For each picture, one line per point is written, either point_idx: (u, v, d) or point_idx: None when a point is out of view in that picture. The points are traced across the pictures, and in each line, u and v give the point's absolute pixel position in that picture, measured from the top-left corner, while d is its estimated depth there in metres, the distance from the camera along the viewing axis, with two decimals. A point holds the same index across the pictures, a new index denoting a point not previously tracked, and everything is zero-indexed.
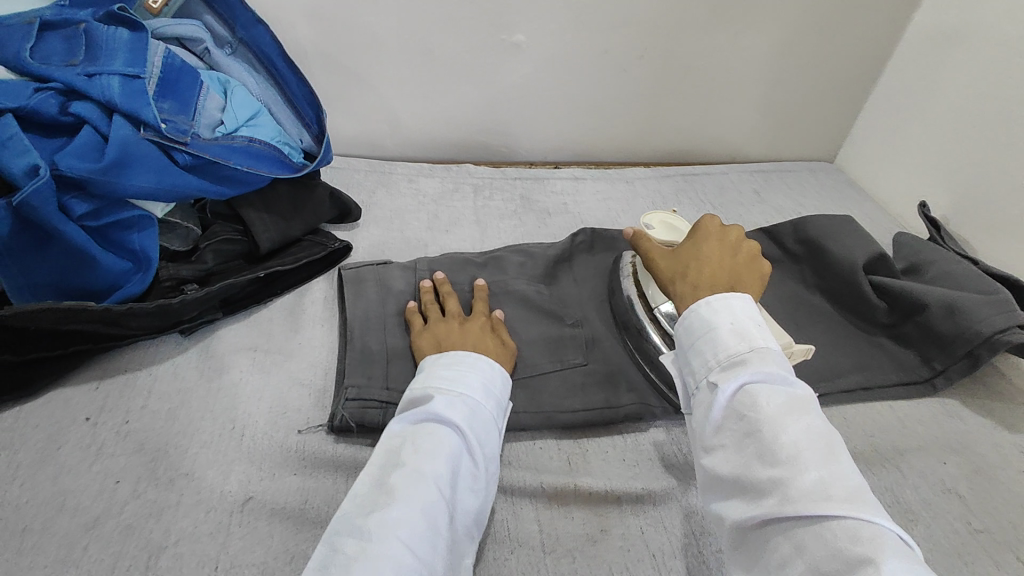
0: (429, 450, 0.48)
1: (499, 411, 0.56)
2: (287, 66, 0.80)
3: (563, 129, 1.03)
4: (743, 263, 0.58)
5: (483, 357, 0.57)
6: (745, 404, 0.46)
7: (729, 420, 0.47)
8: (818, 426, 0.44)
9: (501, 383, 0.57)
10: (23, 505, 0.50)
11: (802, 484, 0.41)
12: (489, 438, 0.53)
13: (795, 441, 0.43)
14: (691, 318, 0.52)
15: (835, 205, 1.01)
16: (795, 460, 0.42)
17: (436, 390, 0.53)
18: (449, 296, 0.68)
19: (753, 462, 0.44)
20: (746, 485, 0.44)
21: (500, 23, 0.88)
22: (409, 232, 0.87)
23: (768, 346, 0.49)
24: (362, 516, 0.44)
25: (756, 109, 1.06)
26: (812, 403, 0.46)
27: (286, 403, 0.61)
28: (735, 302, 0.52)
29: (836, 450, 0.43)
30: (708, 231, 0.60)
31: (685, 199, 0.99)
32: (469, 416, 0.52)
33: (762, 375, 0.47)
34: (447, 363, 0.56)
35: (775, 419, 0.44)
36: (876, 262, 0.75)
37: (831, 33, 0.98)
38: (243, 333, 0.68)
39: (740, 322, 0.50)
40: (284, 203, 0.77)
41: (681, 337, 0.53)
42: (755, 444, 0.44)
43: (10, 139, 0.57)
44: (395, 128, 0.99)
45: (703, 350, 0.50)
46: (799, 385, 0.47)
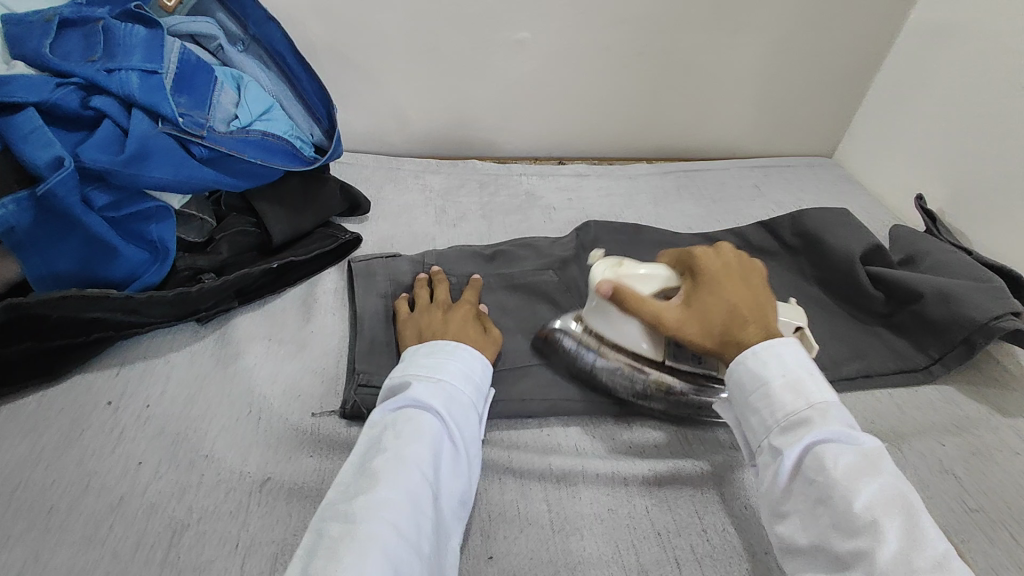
0: (410, 435, 0.49)
1: (479, 397, 0.57)
2: (298, 62, 0.81)
3: (566, 126, 1.05)
4: (754, 285, 0.59)
5: (463, 345, 0.59)
6: (813, 466, 0.47)
7: (800, 484, 0.48)
8: (892, 487, 0.45)
9: (482, 369, 0.59)
10: (50, 486, 0.52)
11: (886, 552, 0.41)
12: (469, 422, 0.54)
13: (870, 507, 0.44)
14: (744, 375, 0.54)
15: (835, 200, 1.03)
16: (874, 528, 0.43)
17: (414, 377, 0.55)
18: (439, 283, 0.69)
19: (831, 530, 0.45)
20: (828, 554, 0.44)
21: (505, 20, 0.90)
22: (417, 226, 0.89)
23: (826, 400, 0.50)
24: (345, 500, 0.45)
25: (755, 106, 1.08)
26: (881, 458, 0.47)
27: (301, 389, 0.62)
28: (786, 350, 0.53)
29: (913, 513, 0.44)
30: (713, 264, 0.59)
31: (687, 194, 1.01)
32: (448, 402, 0.54)
33: (829, 434, 0.48)
34: (426, 353, 0.58)
35: (845, 483, 0.45)
36: (873, 252, 0.77)
37: (828, 31, 1.00)
38: (257, 322, 0.69)
39: (793, 374, 0.51)
40: (296, 196, 0.78)
41: (735, 393, 0.54)
42: (829, 512, 0.45)
43: (34, 132, 0.58)
44: (402, 125, 1.00)
45: (761, 409, 0.52)
46: (865, 440, 0.48)
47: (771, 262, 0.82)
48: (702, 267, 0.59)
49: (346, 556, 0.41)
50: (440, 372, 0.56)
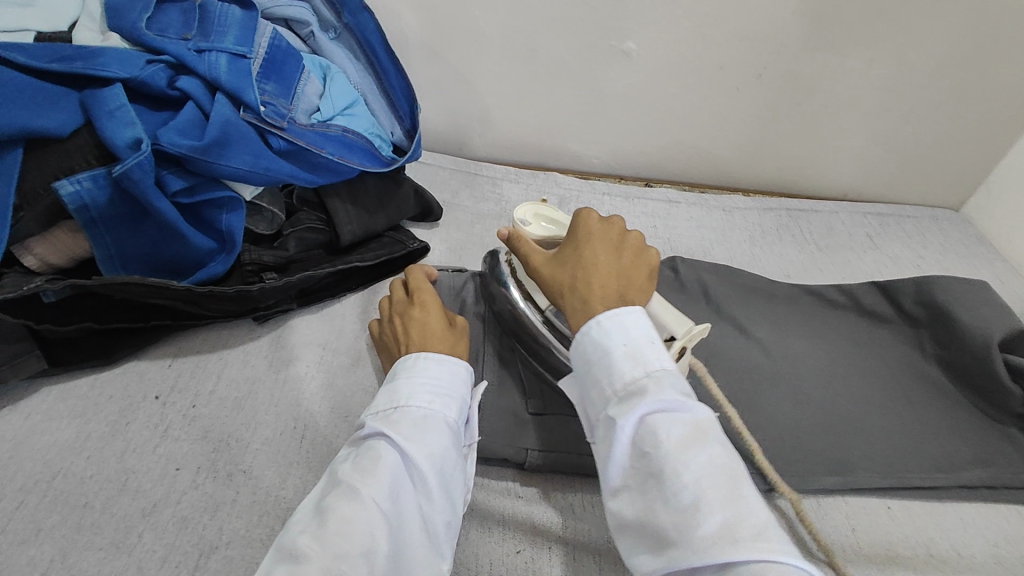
0: (364, 467, 0.43)
1: (455, 410, 0.51)
2: (389, 56, 0.78)
3: (660, 145, 0.97)
4: (631, 262, 0.52)
5: (422, 356, 0.53)
6: (647, 439, 0.40)
7: (633, 458, 0.41)
8: (721, 459, 0.39)
9: (451, 380, 0.52)
10: (88, 479, 0.50)
11: (710, 526, 0.35)
12: (439, 438, 0.47)
13: (697, 481, 0.37)
14: (583, 344, 0.46)
15: (962, 262, 0.90)
16: (698, 505, 0.36)
17: (376, 406, 0.49)
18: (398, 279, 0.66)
19: (656, 505, 0.38)
20: (653, 533, 0.38)
21: (612, 27, 0.82)
22: (489, 239, 0.84)
23: (664, 367, 0.43)
24: (293, 539, 0.39)
25: (877, 144, 0.96)
26: (713, 429, 0.41)
27: (349, 407, 0.58)
28: (629, 318, 0.45)
29: (741, 484, 0.38)
30: (587, 229, 0.53)
31: (787, 236, 0.91)
32: (409, 423, 0.47)
33: (660, 403, 0.41)
34: (392, 378, 0.53)
35: (674, 455, 0.38)
36: (1017, 339, 0.64)
37: (983, 68, 0.86)
38: (315, 326, 0.66)
39: (633, 340, 0.44)
40: (370, 197, 0.75)
41: (579, 364, 0.46)
42: (657, 486, 0.39)
43: (119, 110, 0.57)
44: (485, 127, 0.96)
45: (600, 377, 0.44)
46: (699, 410, 0.41)
47: (881, 330, 0.72)
48: (576, 230, 0.53)
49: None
50: (401, 395, 0.50)
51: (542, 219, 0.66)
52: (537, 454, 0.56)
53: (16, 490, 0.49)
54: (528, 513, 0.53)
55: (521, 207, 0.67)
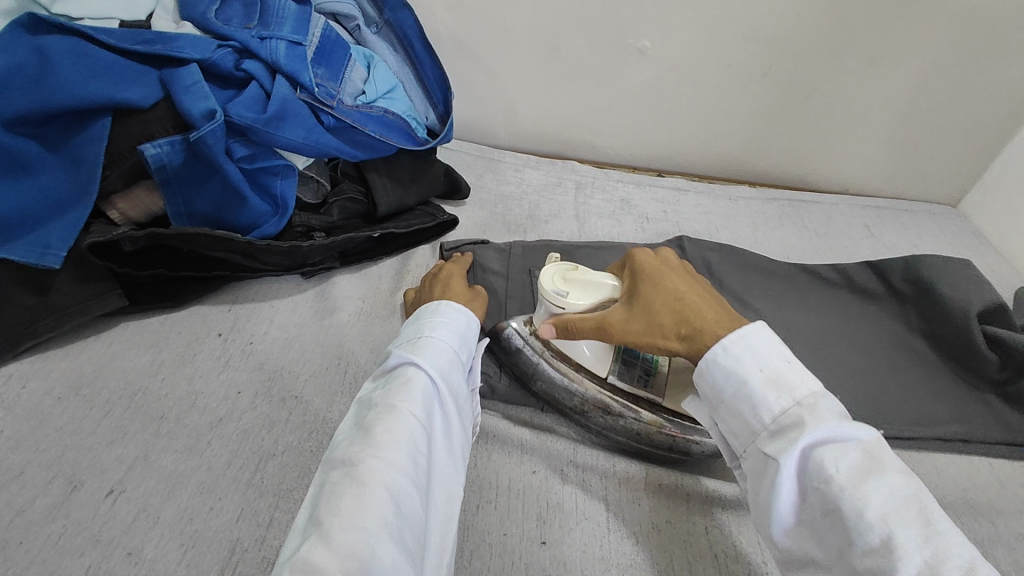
0: (400, 386, 0.47)
1: (465, 350, 0.56)
2: (424, 47, 0.86)
3: (671, 138, 1.04)
4: (704, 287, 0.56)
5: (445, 303, 0.58)
6: (815, 475, 0.40)
7: (810, 498, 0.41)
8: (901, 490, 0.38)
9: (464, 323, 0.57)
10: (163, 396, 0.58)
11: (907, 569, 0.34)
12: (455, 370, 0.52)
13: (880, 517, 0.36)
14: (713, 372, 0.47)
15: (955, 251, 0.96)
16: (887, 542, 0.36)
17: (400, 342, 0.53)
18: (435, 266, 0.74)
19: (844, 546, 0.38)
20: (845, 570, 0.38)
21: (628, 27, 0.90)
22: (511, 217, 0.92)
23: (812, 391, 0.43)
24: (345, 450, 0.42)
25: (877, 141, 1.02)
26: (885, 455, 0.40)
27: (385, 350, 0.66)
28: (755, 339, 0.47)
29: (931, 515, 0.37)
30: (648, 267, 0.56)
31: (788, 223, 0.98)
32: (433, 353, 0.51)
33: (821, 433, 0.41)
34: (411, 320, 0.57)
35: (849, 490, 0.38)
36: (993, 313, 0.71)
37: (976, 72, 0.92)
38: (354, 283, 0.74)
39: (770, 365, 0.45)
40: (404, 173, 0.83)
41: (713, 394, 0.48)
42: (839, 525, 0.39)
43: (194, 85, 0.65)
44: (509, 118, 1.04)
45: (741, 410, 0.45)
46: (861, 433, 0.41)
47: (871, 305, 0.79)
48: (642, 271, 0.56)
49: (349, 499, 0.38)
50: (424, 331, 0.54)
51: (579, 282, 0.58)
52: None
53: (103, 403, 0.57)
54: (542, 443, 0.60)
55: (542, 274, 0.60)
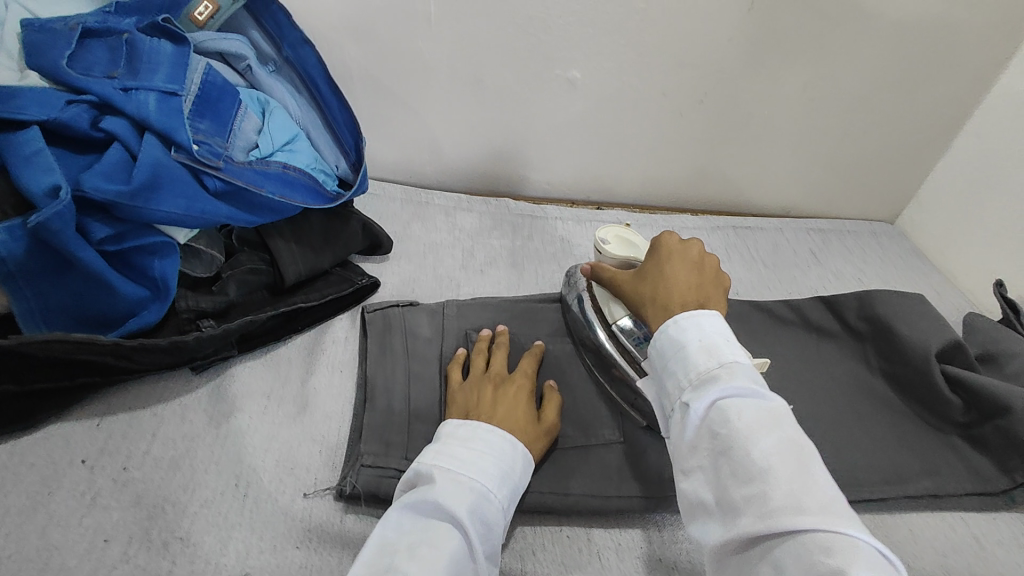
0: (429, 550, 0.41)
1: (508, 501, 0.50)
2: (331, 89, 0.76)
3: (610, 170, 0.98)
4: (708, 277, 0.54)
5: (492, 430, 0.53)
6: (718, 420, 0.41)
7: (705, 437, 0.42)
8: (791, 439, 0.39)
9: (517, 467, 0.52)
10: (4, 559, 0.46)
11: (778, 497, 0.36)
12: (492, 535, 0.47)
13: (767, 456, 0.38)
14: (660, 341, 0.48)
15: (899, 273, 0.94)
16: (766, 476, 0.37)
17: (440, 471, 0.48)
18: (495, 353, 0.65)
19: (728, 482, 0.39)
20: (725, 508, 0.39)
21: (556, 57, 0.83)
22: (442, 269, 0.83)
23: (739, 360, 0.44)
24: None
25: (817, 163, 0.99)
26: (785, 415, 0.41)
27: (295, 459, 0.56)
28: (705, 320, 0.47)
29: (811, 462, 0.38)
30: (668, 247, 0.56)
31: (736, 255, 0.93)
32: (474, 506, 0.46)
33: (734, 389, 0.42)
34: (459, 441, 0.51)
35: (745, 435, 0.39)
36: (951, 350, 0.69)
37: (908, 91, 0.90)
38: (258, 374, 0.63)
39: (709, 336, 0.45)
40: (315, 235, 0.73)
41: (655, 358, 0.48)
42: (727, 463, 0.40)
43: (36, 155, 0.54)
44: (436, 158, 0.95)
45: (674, 369, 0.46)
46: (771, 398, 0.42)
47: (829, 345, 0.75)
48: (657, 247, 0.56)
49: None
50: (470, 467, 0.49)
51: (622, 240, 0.69)
52: None
53: None
54: None
55: (602, 229, 0.71)
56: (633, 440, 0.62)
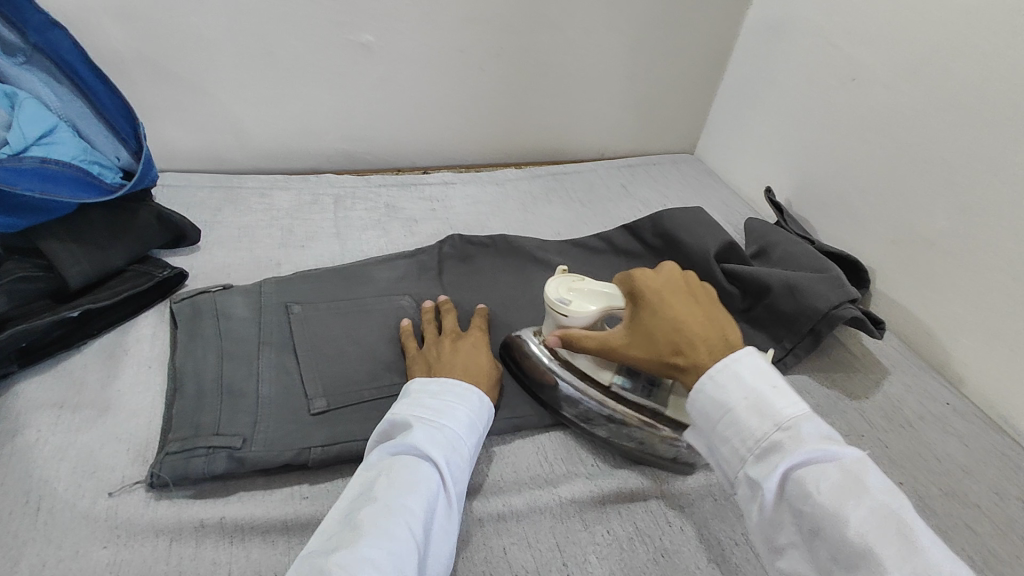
0: (403, 484, 0.45)
1: (477, 451, 0.54)
2: (93, 75, 0.69)
3: (428, 132, 0.99)
4: (708, 306, 0.53)
5: (469, 387, 0.55)
6: (798, 494, 0.41)
7: (789, 515, 0.42)
8: (885, 507, 0.39)
9: (484, 419, 0.55)
10: None
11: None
12: (464, 477, 0.50)
13: (863, 535, 0.38)
14: (702, 401, 0.47)
15: (696, 194, 1.05)
16: (872, 563, 0.37)
17: (418, 420, 0.51)
18: (445, 316, 0.68)
19: (830, 567, 0.39)
20: None
21: (346, 22, 0.83)
22: (259, 250, 0.80)
23: (796, 414, 0.44)
24: (324, 556, 0.40)
25: (618, 105, 1.07)
26: (870, 475, 0.41)
27: (97, 462, 0.53)
28: (742, 369, 0.46)
29: (914, 535, 0.37)
30: (654, 292, 0.54)
31: (555, 198, 1.00)
32: (448, 450, 0.49)
33: (805, 457, 0.41)
34: (428, 393, 0.54)
35: (833, 511, 0.39)
36: (727, 249, 0.79)
37: (678, 30, 1.01)
38: (47, 386, 0.58)
39: (753, 392, 0.45)
40: (98, 232, 0.67)
41: (702, 423, 0.48)
42: (824, 546, 0.39)
43: None
44: (243, 141, 0.91)
45: (728, 435, 0.46)
46: (846, 453, 0.42)
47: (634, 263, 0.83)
48: (640, 289, 0.54)
49: None
50: (442, 415, 0.52)
51: (582, 291, 0.61)
52: (319, 450, 0.55)
53: None
54: (312, 512, 0.52)
55: (550, 284, 0.62)
56: None
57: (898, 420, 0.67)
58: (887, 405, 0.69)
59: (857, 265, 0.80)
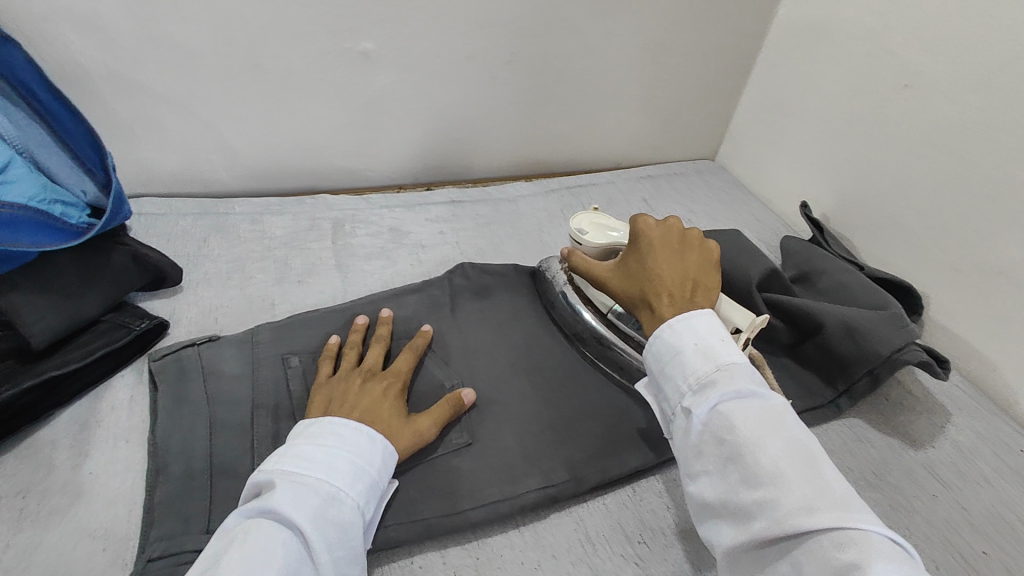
0: (252, 558, 0.39)
1: (372, 500, 0.47)
2: (55, 98, 0.60)
3: (433, 145, 0.91)
4: (693, 262, 0.54)
5: (354, 424, 0.49)
6: (722, 427, 0.42)
7: (710, 444, 0.43)
8: (797, 439, 0.41)
9: (380, 462, 0.48)
10: None
11: (789, 501, 0.37)
12: (351, 537, 0.44)
13: (774, 461, 0.39)
14: (656, 344, 0.49)
15: (724, 207, 0.98)
16: (775, 479, 0.39)
17: (283, 476, 0.44)
18: (374, 346, 0.60)
19: (737, 486, 0.40)
20: (735, 512, 0.40)
21: (343, 29, 0.74)
22: (252, 288, 0.72)
23: (735, 361, 0.45)
24: None
25: (638, 111, 0.99)
26: (786, 415, 0.43)
27: (68, 569, 0.45)
28: (699, 321, 0.48)
29: (820, 463, 0.40)
30: (648, 241, 0.55)
31: (573, 216, 0.92)
32: (320, 510, 0.43)
33: (733, 392, 0.44)
34: (308, 438, 0.47)
35: (751, 440, 0.41)
36: (770, 278, 0.72)
37: (705, 29, 0.92)
38: (8, 471, 0.50)
39: (705, 340, 0.47)
40: (67, 280, 0.58)
41: (651, 364, 0.49)
42: (738, 470, 0.41)
43: None
44: (230, 161, 0.82)
45: (672, 375, 0.47)
46: (770, 397, 0.44)
47: None
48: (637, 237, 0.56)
49: None
50: (317, 466, 0.45)
51: (598, 227, 0.67)
52: None
53: None
54: None
55: (576, 218, 0.69)
56: (483, 444, 0.56)
57: (971, 475, 0.61)
58: (956, 457, 0.62)
59: (911, 291, 0.72)
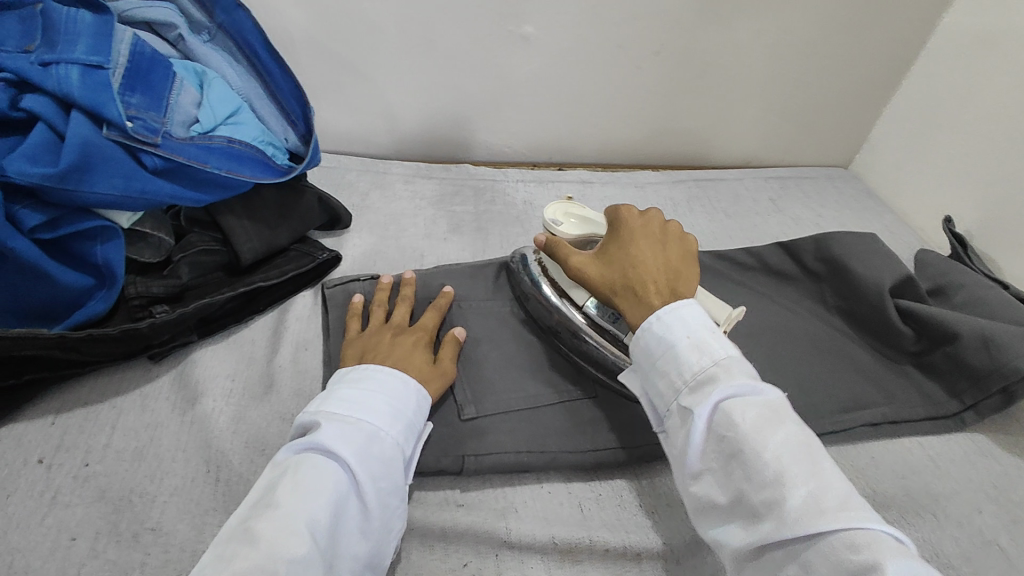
0: (306, 486, 0.42)
1: (410, 440, 0.50)
2: (272, 57, 0.71)
3: (571, 128, 0.96)
4: (673, 253, 0.56)
5: (385, 370, 0.52)
6: (722, 423, 0.43)
7: (712, 442, 0.44)
8: (799, 436, 0.42)
9: (414, 406, 0.52)
10: None
11: (795, 500, 0.38)
12: (392, 472, 0.47)
13: (777, 458, 0.40)
14: (646, 338, 0.49)
15: (854, 214, 0.96)
16: (781, 477, 0.39)
17: (327, 416, 0.47)
18: (398, 304, 0.64)
19: (742, 484, 0.41)
20: (744, 510, 0.41)
21: (510, 13, 0.81)
22: (405, 239, 0.81)
23: (729, 356, 0.46)
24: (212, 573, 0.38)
25: (774, 112, 1.00)
26: (785, 409, 0.44)
27: (265, 439, 0.55)
28: (686, 311, 0.49)
29: (817, 457, 0.41)
30: (631, 226, 0.57)
31: (698, 207, 0.94)
32: (364, 446, 0.46)
33: (733, 389, 0.44)
34: (349, 384, 0.51)
35: (754, 437, 0.41)
36: (904, 284, 0.72)
37: (858, 32, 0.91)
38: (219, 356, 0.61)
39: (696, 334, 0.48)
40: (269, 210, 0.69)
41: (638, 358, 0.50)
42: (739, 467, 0.41)
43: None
44: (391, 126, 0.92)
45: (667, 370, 0.48)
46: (769, 393, 0.45)
47: (789, 287, 0.77)
48: (619, 226, 0.58)
49: None
50: (358, 407, 0.48)
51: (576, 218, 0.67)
52: (472, 459, 0.55)
53: None
54: (465, 522, 0.52)
55: (549, 207, 0.68)
56: (606, 395, 0.61)
57: None
58: None
59: None
